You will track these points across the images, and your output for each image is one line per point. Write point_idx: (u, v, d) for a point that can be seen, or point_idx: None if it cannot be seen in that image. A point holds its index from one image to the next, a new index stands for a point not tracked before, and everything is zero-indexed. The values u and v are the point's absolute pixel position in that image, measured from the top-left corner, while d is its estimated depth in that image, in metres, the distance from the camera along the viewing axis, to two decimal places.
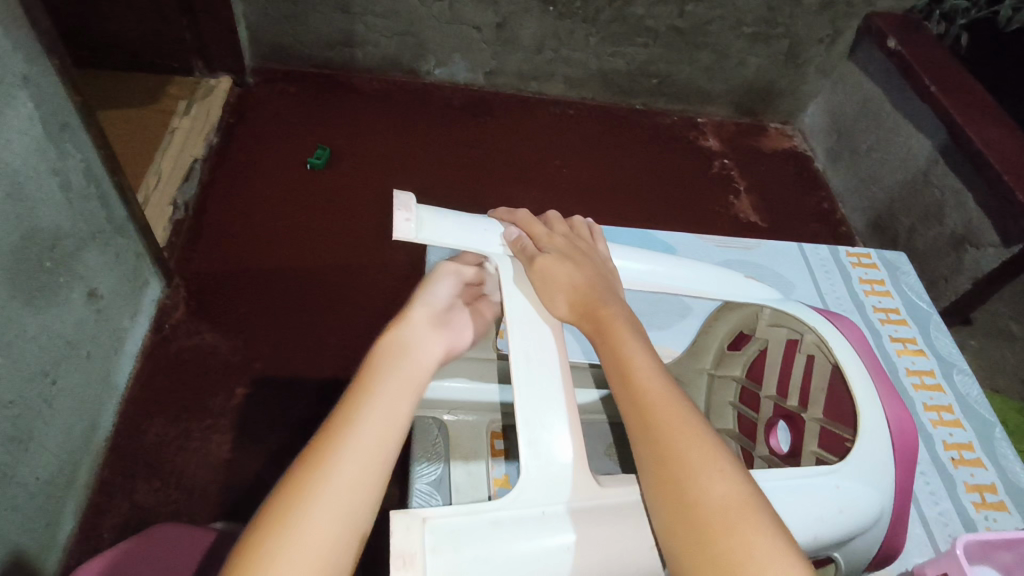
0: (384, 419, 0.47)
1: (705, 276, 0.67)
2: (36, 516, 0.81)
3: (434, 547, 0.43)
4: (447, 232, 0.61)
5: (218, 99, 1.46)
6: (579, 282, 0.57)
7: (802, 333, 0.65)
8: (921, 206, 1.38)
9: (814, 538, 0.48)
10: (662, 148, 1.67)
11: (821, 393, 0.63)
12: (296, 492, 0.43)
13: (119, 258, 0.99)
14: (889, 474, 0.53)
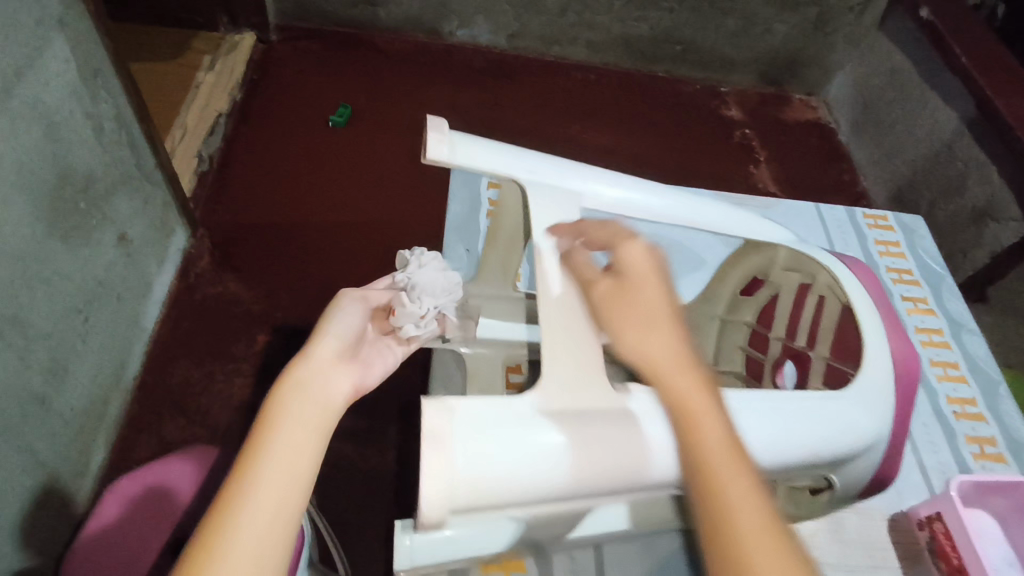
0: (294, 449, 0.42)
1: (725, 218, 0.68)
2: (70, 445, 0.85)
3: (461, 429, 0.46)
4: (480, 157, 0.60)
5: (241, 55, 1.47)
6: (652, 313, 0.50)
7: (815, 277, 0.68)
8: (942, 179, 1.37)
9: (816, 453, 0.51)
10: (684, 115, 1.66)
11: (829, 332, 0.67)
12: (209, 542, 0.37)
13: (148, 204, 1.01)
14: (890, 400, 0.56)
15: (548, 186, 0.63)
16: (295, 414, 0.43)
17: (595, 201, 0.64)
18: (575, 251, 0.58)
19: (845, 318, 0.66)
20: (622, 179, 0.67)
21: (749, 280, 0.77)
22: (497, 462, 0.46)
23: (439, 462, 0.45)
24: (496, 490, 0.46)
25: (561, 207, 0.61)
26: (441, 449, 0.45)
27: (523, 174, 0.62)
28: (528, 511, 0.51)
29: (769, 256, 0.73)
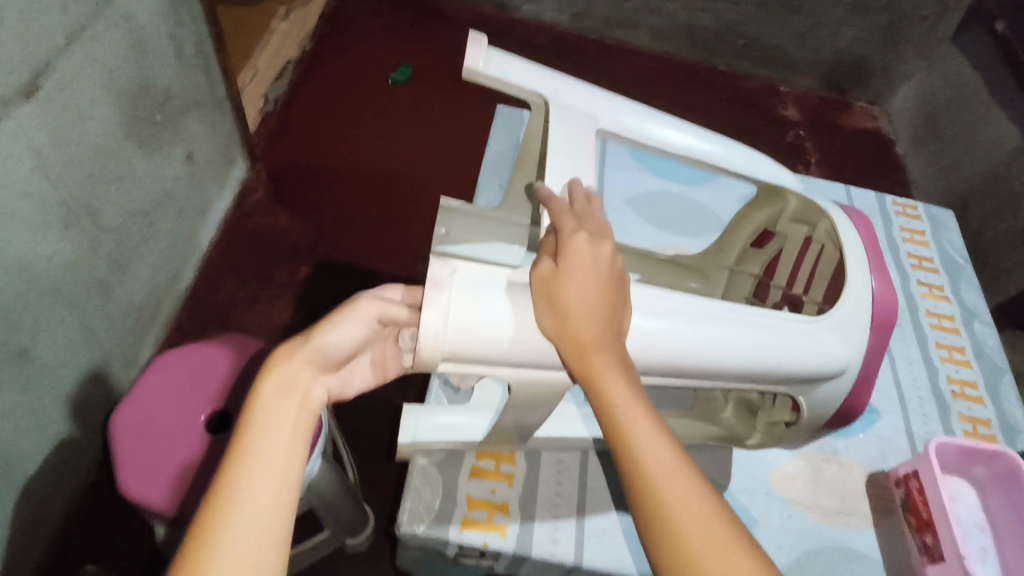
0: (288, 428, 0.41)
1: (744, 159, 0.64)
2: (125, 335, 0.94)
3: (460, 288, 0.45)
4: (513, 73, 0.57)
5: (316, 10, 1.56)
6: (590, 308, 0.43)
7: (817, 224, 0.64)
8: (996, 197, 1.34)
9: (777, 366, 0.50)
10: (738, 110, 1.66)
11: (824, 280, 0.64)
12: (210, 515, 0.37)
13: (216, 130, 1.09)
14: (862, 337, 0.54)
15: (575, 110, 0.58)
16: (283, 394, 0.42)
17: (611, 124, 0.59)
18: (574, 148, 0.55)
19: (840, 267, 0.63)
20: (651, 114, 0.62)
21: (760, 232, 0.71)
22: (500, 318, 0.45)
23: (435, 304, 0.44)
24: (494, 346, 0.45)
25: (577, 123, 0.56)
26: (440, 295, 0.45)
27: (549, 92, 0.58)
28: (515, 379, 0.48)
29: (778, 207, 0.68)
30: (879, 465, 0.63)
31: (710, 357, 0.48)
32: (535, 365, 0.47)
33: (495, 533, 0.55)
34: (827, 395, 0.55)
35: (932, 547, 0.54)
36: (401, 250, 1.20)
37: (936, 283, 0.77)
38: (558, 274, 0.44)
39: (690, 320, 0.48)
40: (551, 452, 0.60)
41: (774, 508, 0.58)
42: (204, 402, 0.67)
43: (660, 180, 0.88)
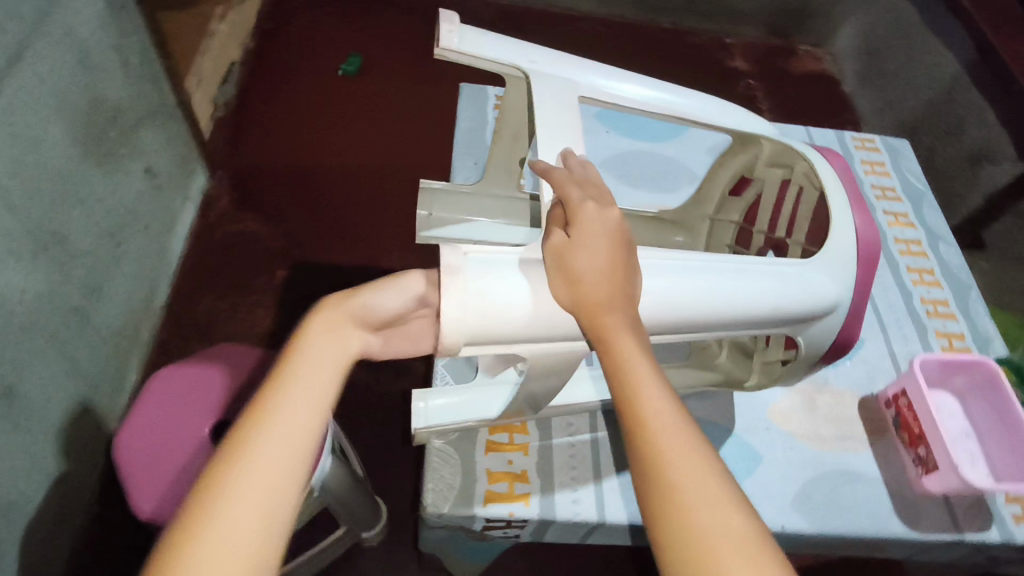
0: (316, 384, 0.40)
1: (717, 108, 0.66)
2: (109, 360, 0.92)
3: (476, 271, 0.45)
4: (488, 48, 0.58)
5: (254, 6, 1.51)
6: (603, 273, 0.44)
7: (794, 165, 0.66)
8: (943, 124, 1.39)
9: (777, 309, 0.53)
10: (690, 65, 1.68)
11: (805, 221, 0.65)
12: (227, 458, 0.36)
13: (172, 141, 1.06)
14: (851, 271, 0.57)
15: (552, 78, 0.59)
16: (319, 348, 0.41)
17: (588, 90, 0.60)
18: (550, 118, 0.55)
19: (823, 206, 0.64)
20: (625, 75, 0.63)
21: (738, 177, 0.74)
22: (511, 298, 0.45)
23: (455, 292, 0.43)
24: (507, 324, 0.45)
25: (556, 90, 0.57)
26: (456, 283, 0.44)
27: (526, 63, 0.59)
28: (531, 352, 0.48)
29: (753, 152, 0.70)
30: (867, 389, 0.66)
31: (711, 308, 0.50)
32: (544, 340, 0.47)
33: (518, 502, 0.56)
34: (822, 330, 0.57)
35: (926, 458, 0.58)
36: (377, 243, 1.19)
37: (900, 211, 0.80)
38: (571, 245, 0.44)
39: (690, 277, 0.50)
40: (561, 418, 0.62)
41: (776, 442, 0.61)
42: (204, 413, 0.66)
43: (630, 140, 0.89)
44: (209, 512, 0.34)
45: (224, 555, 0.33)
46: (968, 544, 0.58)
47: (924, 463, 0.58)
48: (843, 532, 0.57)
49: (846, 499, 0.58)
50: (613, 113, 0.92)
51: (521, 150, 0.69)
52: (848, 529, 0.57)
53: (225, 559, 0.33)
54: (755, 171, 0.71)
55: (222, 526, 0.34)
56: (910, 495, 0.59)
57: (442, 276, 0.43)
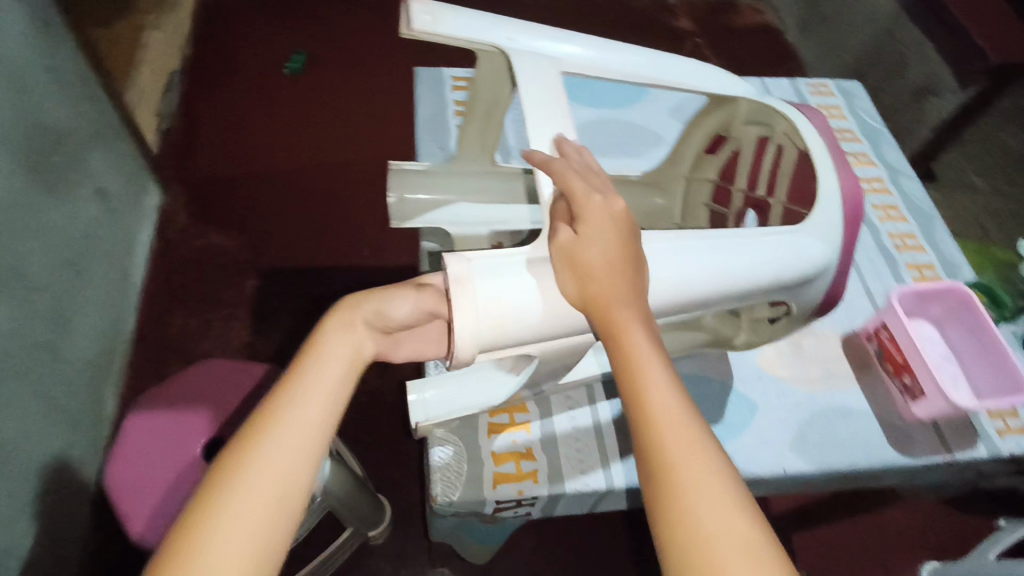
0: (332, 381, 0.40)
1: (686, 68, 0.66)
2: (84, 393, 0.89)
3: (482, 276, 0.45)
4: (462, 27, 0.57)
5: (187, 12, 1.45)
6: (612, 266, 0.44)
7: (773, 125, 0.66)
8: (887, 62, 1.40)
9: (773, 277, 0.53)
10: (636, 30, 1.68)
11: (787, 178, 0.66)
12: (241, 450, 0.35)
13: (119, 160, 1.02)
14: (838, 230, 0.58)
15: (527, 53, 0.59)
16: (337, 344, 0.42)
17: (572, 64, 0.59)
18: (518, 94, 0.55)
19: (803, 163, 0.64)
20: (594, 43, 0.62)
21: (712, 138, 0.75)
22: (520, 301, 0.45)
23: (465, 303, 0.43)
24: (519, 326, 0.45)
25: (529, 65, 0.56)
26: (465, 293, 0.44)
27: (503, 41, 0.58)
28: (544, 348, 0.49)
29: (728, 112, 0.71)
30: (849, 328, 0.68)
31: (705, 270, 0.50)
32: (552, 332, 0.47)
33: (527, 480, 0.57)
34: (815, 291, 0.58)
35: (912, 386, 0.60)
36: (348, 244, 1.17)
37: (861, 151, 0.82)
38: (581, 242, 0.45)
39: (685, 249, 0.50)
40: (559, 394, 0.63)
41: (769, 389, 0.63)
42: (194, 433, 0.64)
43: (593, 109, 0.89)
44: (219, 505, 0.33)
45: (227, 555, 0.32)
46: (957, 464, 0.60)
47: (910, 392, 0.61)
48: (842, 467, 0.58)
49: (841, 436, 0.60)
50: (573, 82, 0.92)
51: (492, 128, 0.68)
52: (846, 464, 0.59)
53: (224, 554, 0.32)
54: (731, 130, 0.71)
55: (228, 516, 0.33)
56: (900, 422, 0.62)
57: (450, 291, 0.43)
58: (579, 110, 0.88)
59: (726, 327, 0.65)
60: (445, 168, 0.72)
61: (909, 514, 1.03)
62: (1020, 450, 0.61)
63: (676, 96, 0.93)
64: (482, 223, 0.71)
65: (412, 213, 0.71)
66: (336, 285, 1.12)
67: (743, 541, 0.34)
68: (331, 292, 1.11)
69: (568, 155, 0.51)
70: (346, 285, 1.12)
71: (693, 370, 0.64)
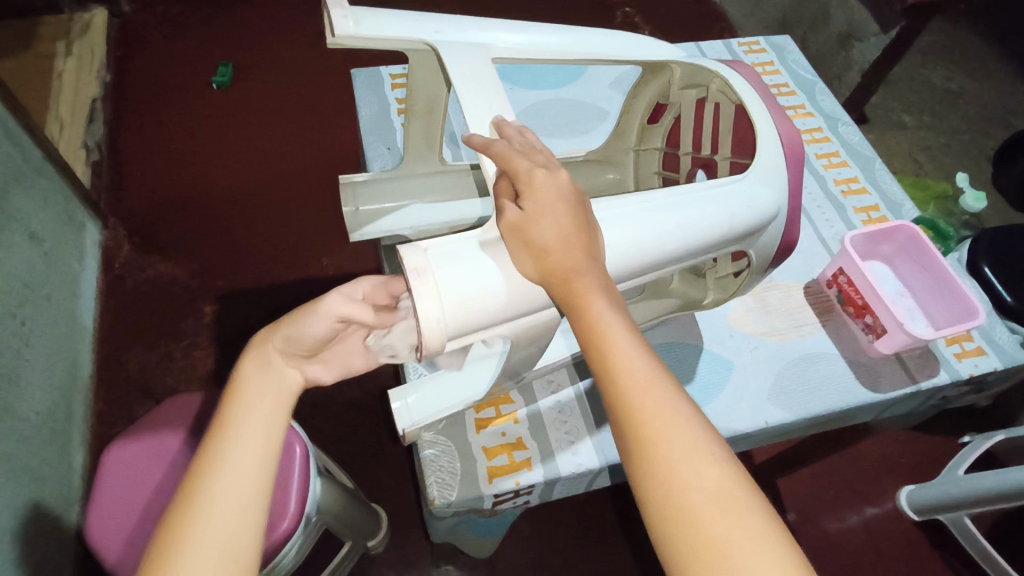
0: (267, 410, 0.42)
1: (620, 41, 0.66)
2: (48, 446, 0.85)
3: (441, 264, 0.43)
4: (388, 27, 0.56)
5: (98, 34, 1.38)
6: (566, 240, 0.44)
7: (708, 84, 0.67)
8: (810, 13, 1.44)
9: (730, 229, 0.55)
10: (566, 6, 1.68)
11: (728, 136, 0.66)
12: (183, 507, 0.37)
13: (48, 200, 0.98)
14: (782, 177, 0.59)
15: (460, 44, 0.58)
16: (256, 385, 0.43)
17: (504, 50, 0.60)
18: (457, 84, 0.54)
19: (742, 117, 0.65)
20: (525, 28, 0.62)
21: (653, 106, 0.76)
22: (483, 283, 0.44)
23: (427, 293, 0.42)
24: (486, 308, 0.44)
25: (468, 56, 0.56)
26: (425, 284, 0.42)
27: (431, 35, 0.58)
28: (514, 330, 0.48)
29: (665, 78, 0.71)
30: (808, 277, 0.70)
31: (667, 238, 0.51)
32: (524, 312, 0.47)
33: (522, 469, 0.57)
34: (770, 238, 0.59)
35: (874, 324, 0.63)
36: (304, 255, 1.14)
37: (797, 104, 0.84)
38: (528, 217, 0.44)
39: (645, 218, 0.51)
40: (541, 379, 0.63)
41: (742, 345, 0.65)
42: (175, 476, 0.62)
43: (535, 90, 0.89)
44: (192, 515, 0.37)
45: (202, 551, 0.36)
46: (923, 391, 0.64)
47: (874, 328, 0.63)
48: (819, 412, 0.61)
49: (814, 382, 0.62)
50: (512, 67, 0.91)
51: (434, 125, 0.67)
52: (823, 407, 0.61)
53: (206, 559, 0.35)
54: (671, 96, 0.72)
55: (188, 553, 0.35)
56: (866, 360, 0.64)
57: (410, 280, 0.42)
58: (521, 93, 0.88)
59: (691, 287, 0.66)
60: (394, 174, 0.71)
61: (883, 443, 1.08)
62: (978, 370, 0.64)
63: (615, 70, 0.93)
64: (439, 221, 0.70)
65: (368, 221, 0.69)
66: (297, 300, 1.10)
67: (719, 496, 0.35)
68: (294, 307, 1.09)
69: (507, 134, 0.50)
70: (308, 297, 1.10)
71: (667, 337, 0.65)
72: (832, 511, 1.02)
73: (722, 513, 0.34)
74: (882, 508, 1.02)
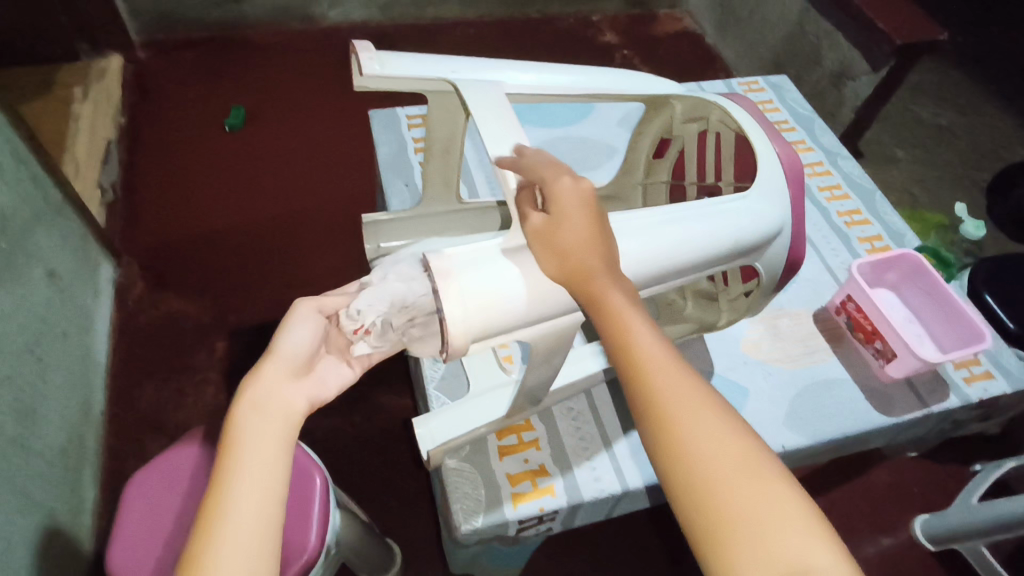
0: (272, 436, 0.43)
1: (626, 80, 0.69)
2: (62, 482, 0.85)
3: (466, 269, 0.45)
4: (408, 67, 0.59)
5: (114, 79, 1.43)
6: (587, 243, 0.46)
7: (708, 114, 0.69)
8: (801, 54, 1.48)
9: (737, 242, 0.56)
10: (566, 48, 1.74)
11: (730, 163, 0.69)
12: (203, 532, 0.39)
13: (66, 238, 1.00)
14: (784, 195, 0.61)
15: (475, 82, 0.61)
16: (257, 412, 0.44)
17: (517, 87, 0.63)
18: (476, 117, 0.56)
19: (742, 144, 0.68)
20: (539, 68, 0.66)
21: (657, 141, 0.78)
22: (505, 289, 0.45)
23: (451, 297, 0.43)
24: (506, 312, 0.45)
25: (485, 93, 0.59)
26: (449, 286, 0.43)
27: (450, 74, 0.60)
28: (534, 335, 0.49)
29: (667, 114, 0.74)
30: (817, 304, 0.72)
31: (682, 251, 0.53)
32: (545, 317, 0.48)
33: (546, 495, 0.58)
34: (775, 255, 0.61)
35: (884, 349, 0.64)
36: (314, 289, 1.16)
37: (797, 139, 0.86)
38: (550, 223, 0.46)
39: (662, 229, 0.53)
40: (561, 405, 0.64)
41: (756, 372, 0.66)
42: (200, 485, 0.63)
43: (546, 128, 0.92)
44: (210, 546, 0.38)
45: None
46: (934, 415, 0.65)
47: (884, 352, 0.64)
48: (834, 436, 0.62)
49: (830, 406, 0.63)
50: (522, 106, 0.94)
51: (452, 163, 0.70)
52: (840, 431, 0.62)
53: None
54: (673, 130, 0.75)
55: None
56: (878, 385, 0.65)
57: (436, 283, 0.43)
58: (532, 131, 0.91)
59: (705, 310, 0.68)
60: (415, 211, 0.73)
61: (895, 472, 1.08)
62: (987, 394, 0.65)
63: (622, 108, 0.97)
64: None
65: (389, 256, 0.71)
66: None
67: (744, 476, 0.36)
68: None
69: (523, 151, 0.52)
70: None
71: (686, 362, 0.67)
72: (849, 542, 1.01)
73: (746, 485, 0.36)
74: (897, 538, 1.02)
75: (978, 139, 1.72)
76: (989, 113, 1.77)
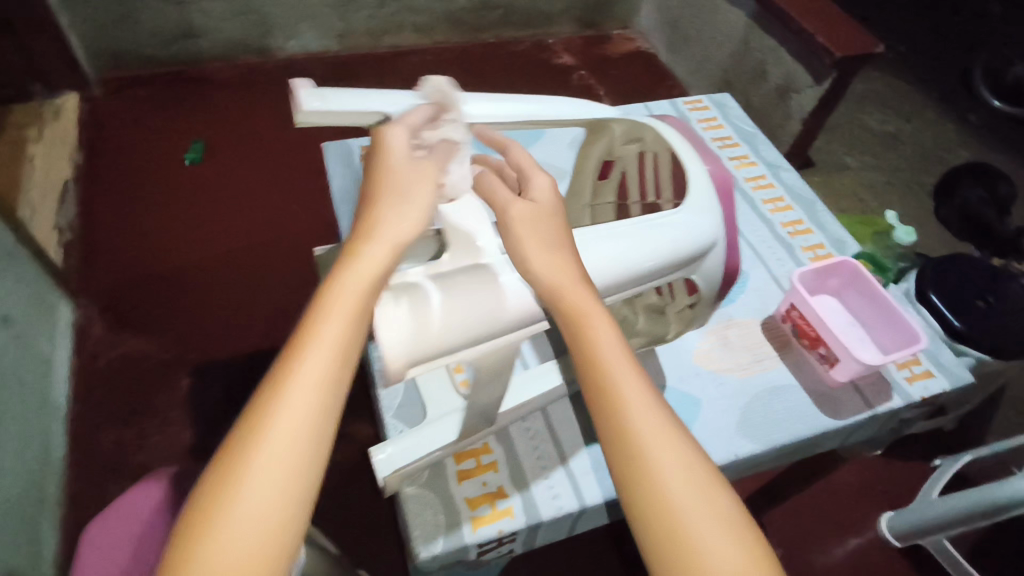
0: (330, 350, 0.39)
1: (569, 106, 0.71)
2: (20, 533, 0.83)
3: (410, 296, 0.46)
4: (348, 102, 0.56)
5: (69, 119, 1.42)
6: (566, 246, 0.49)
7: (644, 135, 0.73)
8: (747, 69, 1.54)
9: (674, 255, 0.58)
10: (523, 72, 1.78)
11: (669, 180, 0.71)
12: (241, 451, 0.36)
13: (20, 282, 0.98)
14: (716, 208, 0.64)
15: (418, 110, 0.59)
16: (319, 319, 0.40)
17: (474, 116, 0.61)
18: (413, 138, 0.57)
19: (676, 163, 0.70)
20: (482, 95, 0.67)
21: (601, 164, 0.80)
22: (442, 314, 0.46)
23: (388, 321, 0.44)
24: (443, 332, 0.46)
25: None
26: (386, 312, 0.44)
27: (391, 106, 0.57)
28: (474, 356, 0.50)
29: (607, 137, 0.77)
30: (765, 313, 0.74)
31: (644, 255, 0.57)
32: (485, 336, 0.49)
33: (505, 517, 0.58)
34: (713, 266, 0.63)
35: (828, 354, 0.66)
36: (279, 322, 1.16)
37: (742, 154, 0.89)
38: (535, 210, 0.49)
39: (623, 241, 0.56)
40: (518, 425, 0.64)
41: (707, 383, 0.67)
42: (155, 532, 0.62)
43: None
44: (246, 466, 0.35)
45: (252, 513, 0.34)
46: (880, 415, 0.67)
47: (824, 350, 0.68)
48: (785, 440, 0.63)
49: (780, 412, 0.65)
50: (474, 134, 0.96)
51: None
52: (794, 434, 0.64)
53: (260, 516, 0.35)
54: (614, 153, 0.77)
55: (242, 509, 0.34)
56: (826, 390, 0.68)
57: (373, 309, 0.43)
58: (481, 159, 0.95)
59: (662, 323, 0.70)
60: None
61: (859, 471, 1.10)
62: (928, 391, 0.68)
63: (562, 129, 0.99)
64: None
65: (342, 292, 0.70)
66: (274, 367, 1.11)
67: (725, 514, 0.39)
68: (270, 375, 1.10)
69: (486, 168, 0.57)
70: None
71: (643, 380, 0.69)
72: (818, 543, 1.03)
73: (706, 509, 0.38)
74: (865, 537, 1.04)
75: (922, 144, 1.79)
76: (931, 119, 1.85)
